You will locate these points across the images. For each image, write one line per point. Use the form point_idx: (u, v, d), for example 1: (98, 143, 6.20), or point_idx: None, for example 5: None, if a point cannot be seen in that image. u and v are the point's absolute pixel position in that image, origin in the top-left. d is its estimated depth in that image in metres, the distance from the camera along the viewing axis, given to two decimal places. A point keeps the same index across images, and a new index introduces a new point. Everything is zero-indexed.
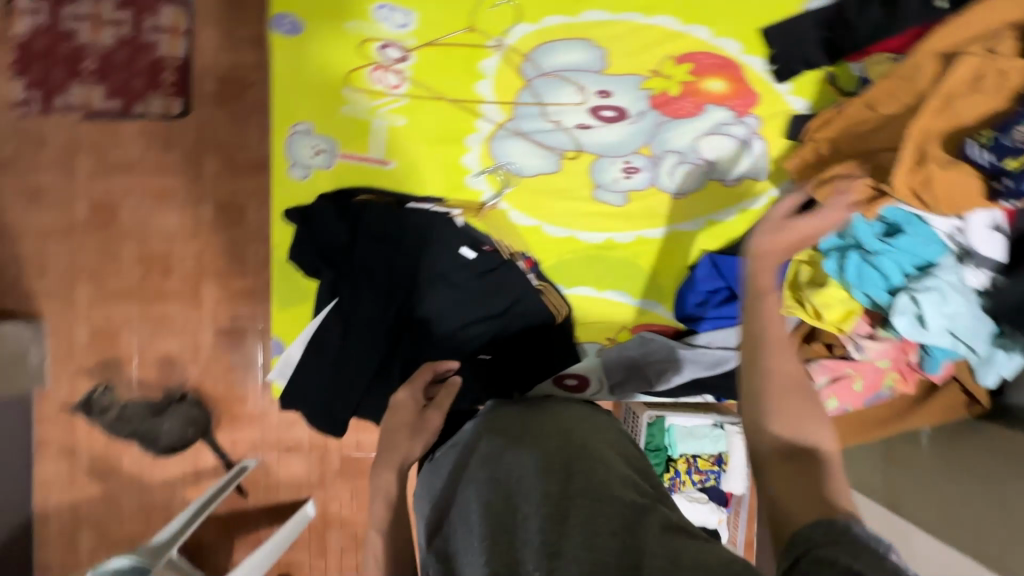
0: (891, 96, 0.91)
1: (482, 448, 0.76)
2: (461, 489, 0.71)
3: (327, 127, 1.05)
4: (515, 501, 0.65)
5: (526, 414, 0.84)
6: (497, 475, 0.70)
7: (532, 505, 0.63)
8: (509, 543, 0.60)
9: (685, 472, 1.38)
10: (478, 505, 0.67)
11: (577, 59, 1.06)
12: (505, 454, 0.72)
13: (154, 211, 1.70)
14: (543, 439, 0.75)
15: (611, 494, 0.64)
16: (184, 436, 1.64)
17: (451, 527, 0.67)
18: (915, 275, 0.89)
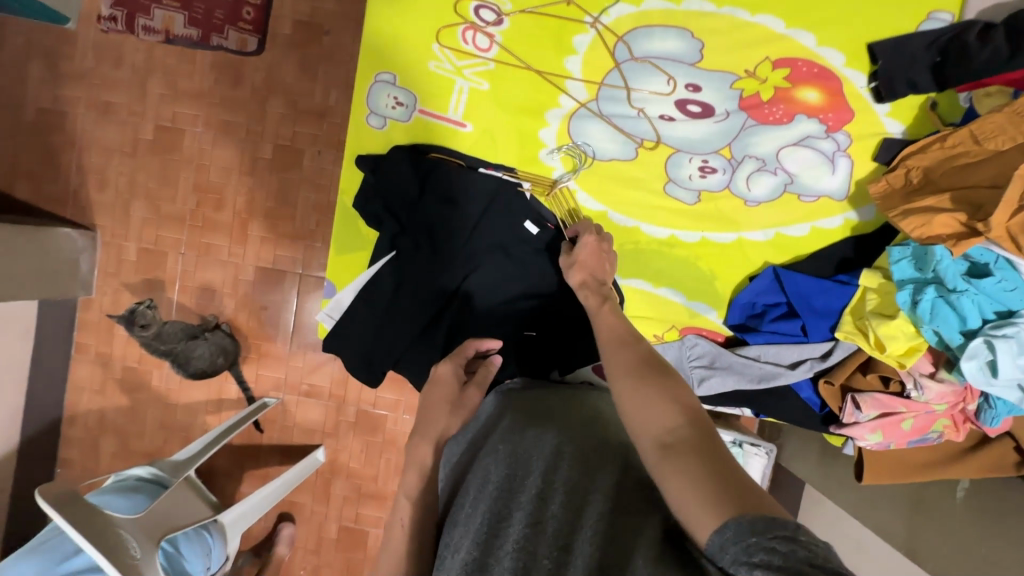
0: (1001, 130, 0.86)
1: (507, 423, 0.80)
2: (479, 456, 0.78)
3: (410, 80, 1.04)
4: (535, 477, 0.69)
5: (554, 398, 0.87)
6: (523, 452, 0.74)
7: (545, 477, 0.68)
8: (528, 505, 0.65)
9: None
10: (499, 476, 0.71)
11: (673, 48, 1.02)
12: (520, 428, 0.78)
13: (216, 142, 1.74)
14: (570, 425, 0.77)
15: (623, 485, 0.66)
16: (214, 362, 1.66)
17: (473, 492, 0.72)
18: (994, 320, 0.85)
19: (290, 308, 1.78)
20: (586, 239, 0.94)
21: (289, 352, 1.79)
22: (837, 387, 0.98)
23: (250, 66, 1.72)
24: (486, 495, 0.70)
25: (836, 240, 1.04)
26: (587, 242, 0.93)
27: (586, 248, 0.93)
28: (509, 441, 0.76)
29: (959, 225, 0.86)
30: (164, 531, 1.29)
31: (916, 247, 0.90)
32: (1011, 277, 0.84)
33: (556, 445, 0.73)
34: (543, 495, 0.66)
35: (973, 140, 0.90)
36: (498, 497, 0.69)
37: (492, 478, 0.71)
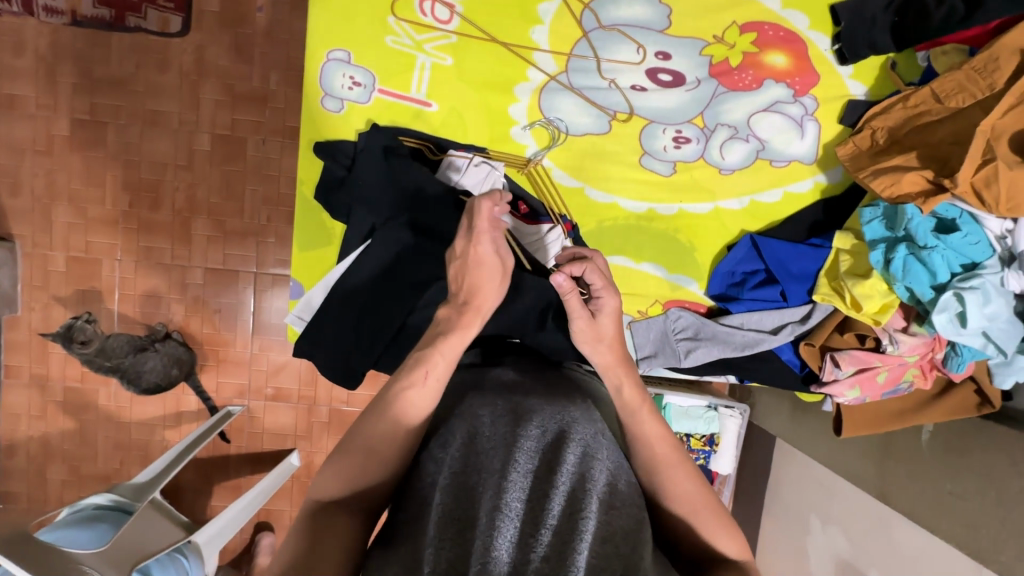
0: (961, 88, 0.88)
1: (502, 381, 0.73)
2: (462, 414, 0.67)
3: (365, 56, 0.96)
4: (535, 449, 0.63)
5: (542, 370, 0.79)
6: (521, 408, 0.66)
7: (545, 480, 0.60)
8: (524, 517, 0.58)
9: None
10: (494, 435, 0.64)
11: (640, 14, 0.98)
12: (514, 395, 0.68)
13: (144, 136, 1.58)
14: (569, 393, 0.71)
15: (622, 480, 0.63)
16: (170, 374, 1.52)
17: (457, 438, 0.65)
18: (961, 273, 0.88)
19: (247, 310, 1.66)
20: (608, 300, 0.74)
21: (250, 357, 1.68)
22: (817, 347, 1.01)
23: (176, 48, 1.56)
24: (475, 451, 0.63)
25: (808, 204, 1.06)
26: (610, 307, 0.73)
27: (608, 314, 0.74)
28: (508, 395, 0.69)
29: (926, 182, 0.88)
30: (133, 560, 1.21)
31: (886, 207, 0.94)
32: (974, 231, 0.87)
33: (561, 412, 0.66)
34: (543, 473, 0.61)
35: (935, 99, 0.91)
36: (491, 459, 0.62)
37: (482, 463, 0.62)
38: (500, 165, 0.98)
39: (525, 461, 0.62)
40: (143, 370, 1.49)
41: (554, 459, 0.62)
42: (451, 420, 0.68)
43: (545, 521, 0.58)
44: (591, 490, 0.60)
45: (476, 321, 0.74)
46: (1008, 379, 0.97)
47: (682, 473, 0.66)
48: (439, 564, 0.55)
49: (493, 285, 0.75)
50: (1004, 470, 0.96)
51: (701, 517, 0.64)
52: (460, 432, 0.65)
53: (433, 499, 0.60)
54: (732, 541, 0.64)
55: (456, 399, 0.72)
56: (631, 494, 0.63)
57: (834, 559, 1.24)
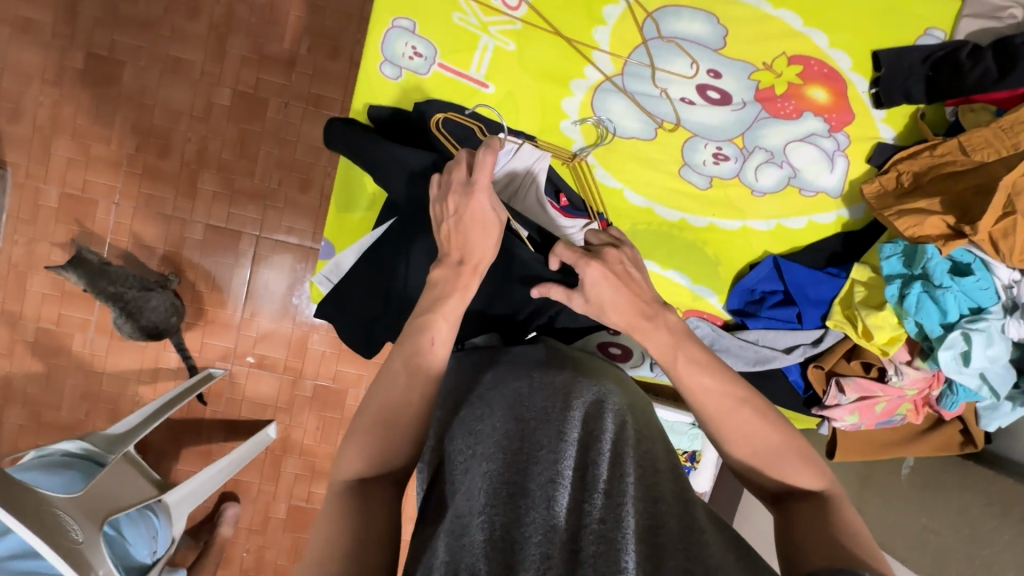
0: (988, 144, 0.93)
1: (533, 359, 0.76)
2: (501, 389, 0.70)
3: (429, 29, 0.97)
4: (576, 421, 0.65)
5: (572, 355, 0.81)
6: (559, 383, 0.69)
7: (592, 448, 0.62)
8: (575, 482, 0.60)
9: None
10: (535, 406, 0.67)
11: (698, 31, 1.02)
12: (550, 371, 0.72)
13: (163, 81, 1.54)
14: (599, 370, 0.74)
15: (660, 450, 0.65)
16: (167, 320, 1.47)
17: (499, 409, 0.67)
18: (968, 315, 0.94)
19: (243, 273, 1.62)
20: (590, 272, 0.75)
21: (240, 320, 1.63)
22: (825, 370, 1.06)
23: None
24: (517, 421, 0.66)
25: (829, 234, 1.11)
26: (594, 277, 0.75)
27: (599, 284, 0.75)
28: (543, 370, 0.72)
29: (946, 227, 0.94)
30: (106, 513, 1.16)
31: (905, 245, 0.99)
32: (985, 277, 0.93)
33: (596, 386, 0.69)
34: (586, 444, 0.63)
35: (961, 150, 0.97)
36: (534, 430, 0.64)
37: (529, 434, 0.64)
38: (548, 156, 0.98)
39: (568, 434, 0.64)
40: (145, 307, 1.42)
41: (598, 430, 0.64)
42: (486, 393, 0.71)
43: (597, 486, 0.59)
44: (635, 456, 0.62)
45: (473, 278, 0.76)
46: (992, 423, 1.02)
47: (744, 417, 0.69)
48: (494, 531, 0.56)
49: (488, 241, 0.77)
50: (979, 509, 1.02)
51: (770, 457, 0.68)
52: (500, 404, 0.68)
53: (480, 468, 0.62)
54: (805, 474, 0.68)
55: (491, 374, 0.75)
56: (670, 459, 0.65)
57: None
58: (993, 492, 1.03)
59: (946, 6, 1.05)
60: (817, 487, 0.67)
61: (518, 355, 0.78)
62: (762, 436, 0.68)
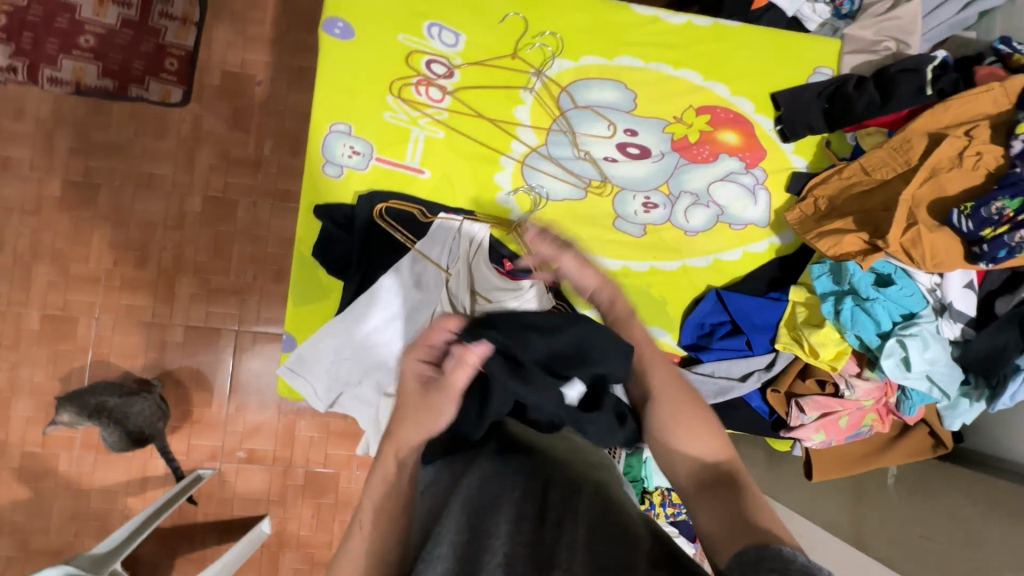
0: (884, 162, 1.02)
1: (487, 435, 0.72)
2: (456, 483, 0.65)
3: (367, 129, 1.06)
4: (522, 500, 0.61)
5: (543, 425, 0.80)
6: (511, 463, 0.66)
7: (534, 526, 0.58)
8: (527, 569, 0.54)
9: (660, 504, 1.37)
10: (488, 494, 0.62)
11: (609, 98, 1.13)
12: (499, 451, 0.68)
13: (135, 197, 1.63)
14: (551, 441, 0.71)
15: (606, 515, 0.59)
16: (153, 424, 1.50)
17: (450, 499, 0.64)
18: (901, 322, 0.99)
19: (226, 369, 1.65)
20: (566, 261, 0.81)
21: (226, 417, 1.65)
22: (783, 394, 1.09)
23: (175, 117, 1.65)
24: (474, 516, 0.60)
25: (765, 261, 1.17)
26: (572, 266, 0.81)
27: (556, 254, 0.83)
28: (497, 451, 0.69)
29: (863, 243, 1.00)
30: None
31: (831, 263, 1.05)
32: (908, 284, 0.99)
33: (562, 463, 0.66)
34: (531, 520, 0.59)
35: (863, 171, 1.05)
36: (491, 521, 0.59)
37: (480, 527, 0.59)
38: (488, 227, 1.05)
39: (516, 513, 0.60)
40: (128, 414, 1.45)
41: (534, 503, 0.61)
42: (444, 492, 0.66)
43: (554, 565, 0.53)
44: (575, 520, 0.57)
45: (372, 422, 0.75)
46: (957, 421, 1.04)
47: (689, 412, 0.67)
48: None
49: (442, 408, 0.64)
50: (966, 509, 1.04)
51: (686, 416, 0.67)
52: (456, 503, 0.62)
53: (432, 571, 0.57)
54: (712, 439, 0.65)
55: (444, 466, 0.70)
56: (620, 520, 0.58)
57: None
58: (976, 492, 1.05)
59: (828, 47, 1.19)
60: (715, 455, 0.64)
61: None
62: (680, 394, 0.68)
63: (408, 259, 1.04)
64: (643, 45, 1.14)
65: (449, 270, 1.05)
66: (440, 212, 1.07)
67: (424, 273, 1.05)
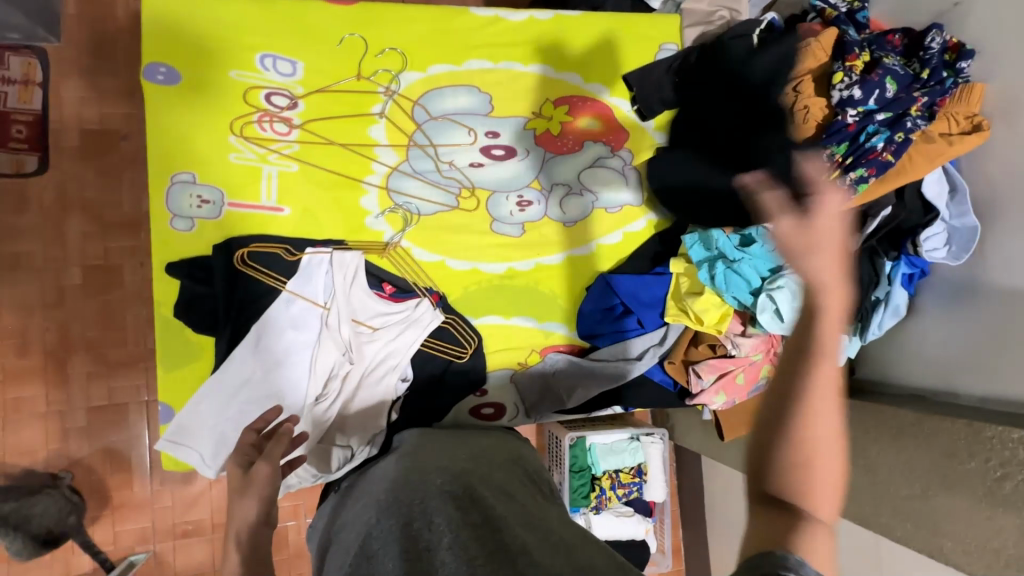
0: (730, 127, 1.05)
1: (382, 469, 0.82)
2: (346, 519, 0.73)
3: (216, 174, 1.01)
4: (411, 504, 0.67)
5: (439, 443, 0.88)
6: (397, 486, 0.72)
7: (430, 518, 0.63)
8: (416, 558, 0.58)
9: (610, 488, 1.46)
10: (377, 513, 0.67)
11: (463, 104, 1.12)
12: (388, 480, 0.76)
13: (3, 282, 1.49)
14: (431, 460, 0.81)
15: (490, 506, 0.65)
16: (63, 521, 1.39)
17: (353, 541, 0.64)
18: (770, 276, 1.03)
19: (142, 445, 1.54)
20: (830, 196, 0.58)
21: (151, 494, 1.54)
22: (679, 363, 1.12)
23: (34, 187, 1.51)
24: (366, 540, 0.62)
25: (646, 239, 1.19)
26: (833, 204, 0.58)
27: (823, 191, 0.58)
28: (394, 489, 0.70)
29: (723, 209, 1.04)
30: None
31: (700, 232, 1.08)
32: (769, 239, 1.03)
33: (450, 479, 0.71)
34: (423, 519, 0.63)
35: (714, 139, 1.09)
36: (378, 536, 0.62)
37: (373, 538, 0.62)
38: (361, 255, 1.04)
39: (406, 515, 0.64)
40: (29, 516, 1.34)
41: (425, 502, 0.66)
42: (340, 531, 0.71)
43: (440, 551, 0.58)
44: (463, 512, 0.64)
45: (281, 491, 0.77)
46: (842, 356, 1.06)
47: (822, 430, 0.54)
48: None
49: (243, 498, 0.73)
50: (861, 438, 1.07)
51: (819, 466, 0.53)
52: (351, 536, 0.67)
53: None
54: (828, 508, 0.53)
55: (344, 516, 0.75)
56: (504, 507, 0.66)
57: None
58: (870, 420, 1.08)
59: (670, 22, 1.22)
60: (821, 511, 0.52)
61: (376, 477, 0.78)
62: (830, 442, 0.54)
63: (282, 302, 0.99)
64: (488, 47, 1.14)
65: (327, 304, 1.01)
66: (308, 246, 1.03)
67: (300, 314, 1.00)
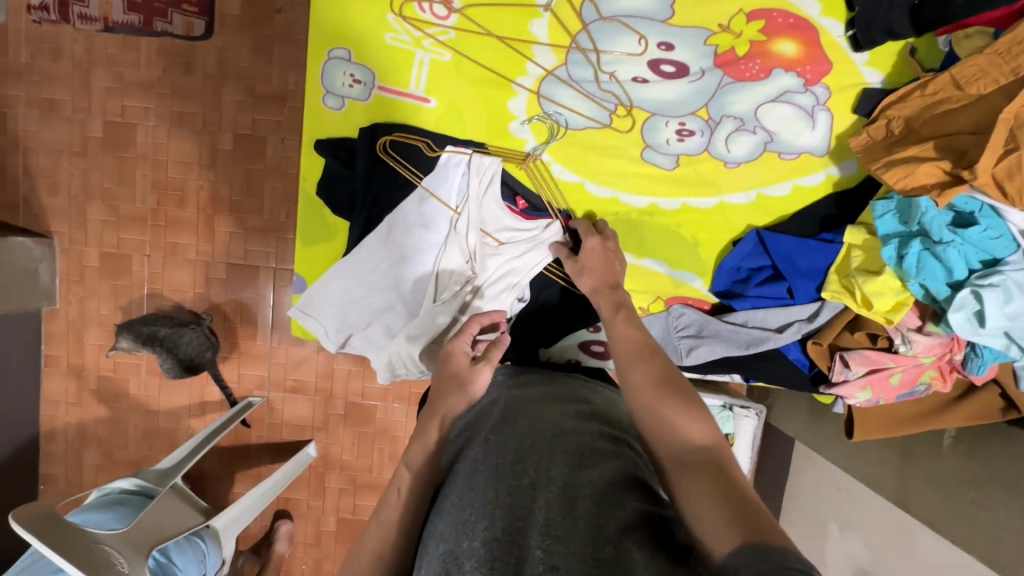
0: (983, 73, 0.83)
1: (501, 400, 0.81)
2: (462, 451, 0.76)
3: (369, 53, 0.97)
4: (516, 456, 0.66)
5: (549, 387, 0.84)
6: (506, 431, 0.72)
7: (529, 479, 0.63)
8: (510, 521, 0.58)
9: None
10: (485, 465, 0.68)
11: (640, 5, 0.95)
12: (499, 419, 0.75)
13: (170, 137, 1.64)
14: (553, 409, 0.76)
15: (595, 473, 0.62)
16: (202, 354, 1.60)
17: (461, 480, 0.69)
18: (980, 270, 0.84)
19: (267, 305, 1.71)
20: (591, 241, 0.95)
21: (270, 350, 1.73)
22: (825, 347, 0.99)
23: (200, 51, 1.60)
24: (471, 489, 0.66)
25: (819, 197, 1.02)
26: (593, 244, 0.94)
27: (593, 251, 0.94)
28: (499, 435, 0.71)
29: (943, 173, 0.84)
30: (154, 542, 1.28)
31: (899, 200, 0.89)
32: (995, 225, 0.83)
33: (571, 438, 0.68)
34: (527, 480, 0.63)
35: (954, 85, 0.86)
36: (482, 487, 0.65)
37: (476, 483, 0.66)
38: (499, 161, 0.98)
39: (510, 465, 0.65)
40: (179, 343, 1.56)
41: (529, 461, 0.65)
42: (456, 466, 0.73)
43: (535, 520, 0.58)
44: (567, 482, 0.61)
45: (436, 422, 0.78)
46: None
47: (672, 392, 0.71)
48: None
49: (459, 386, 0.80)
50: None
51: (683, 403, 0.69)
52: (459, 480, 0.69)
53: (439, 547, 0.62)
54: (693, 427, 0.66)
55: (464, 441, 0.78)
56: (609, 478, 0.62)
57: (851, 569, 1.22)
58: None
59: None
60: (698, 440, 0.65)
61: (485, 411, 0.81)
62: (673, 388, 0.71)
63: (415, 199, 0.98)
64: None
65: (458, 209, 0.99)
66: (448, 145, 0.99)
67: (431, 214, 0.99)
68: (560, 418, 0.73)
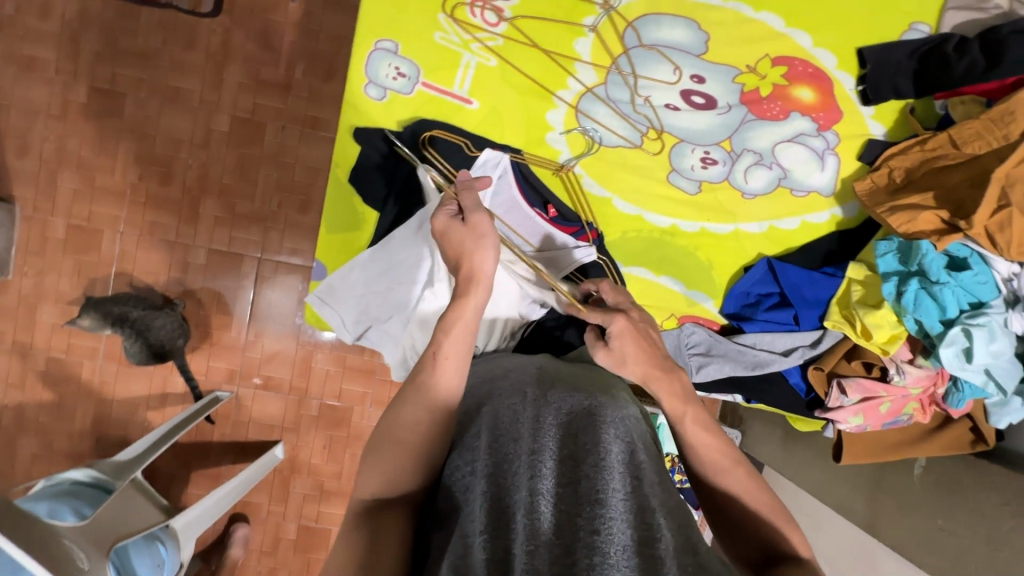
0: (979, 136, 0.92)
1: (536, 364, 0.76)
2: (489, 401, 0.69)
3: (416, 49, 0.97)
4: (563, 426, 0.63)
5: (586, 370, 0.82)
6: (545, 394, 0.67)
7: (576, 452, 0.61)
8: (563, 494, 0.57)
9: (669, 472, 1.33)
10: (527, 421, 0.64)
11: (678, 38, 0.99)
12: (533, 378, 0.71)
13: (161, 111, 1.56)
14: (593, 383, 0.73)
15: (640, 453, 0.62)
16: (174, 340, 1.48)
17: (498, 428, 0.64)
18: (968, 310, 0.93)
19: (246, 295, 1.62)
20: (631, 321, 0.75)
21: (244, 343, 1.63)
22: (826, 372, 1.06)
23: (204, 29, 1.55)
24: (512, 442, 0.62)
25: (823, 234, 1.10)
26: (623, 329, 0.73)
27: (623, 336, 0.73)
28: (539, 394, 0.67)
29: (940, 222, 0.92)
30: (112, 541, 1.17)
31: (900, 242, 0.97)
32: (983, 271, 0.92)
33: (615, 406, 0.66)
34: (578, 455, 0.60)
35: (952, 144, 0.95)
36: (528, 445, 0.61)
37: (520, 440, 0.62)
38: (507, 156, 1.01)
39: (557, 434, 0.62)
40: (150, 327, 1.45)
41: (578, 431, 0.63)
42: (485, 411, 0.68)
43: (589, 495, 0.56)
44: (620, 463, 0.60)
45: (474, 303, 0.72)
46: (1003, 420, 0.99)
47: (740, 479, 0.67)
48: (494, 551, 0.53)
49: (479, 241, 0.73)
50: (993, 507, 0.98)
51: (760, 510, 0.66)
52: (494, 428, 0.64)
53: (478, 488, 0.59)
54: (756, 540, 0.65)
55: (487, 393, 0.71)
56: (657, 470, 0.62)
57: None
58: (1010, 490, 0.97)
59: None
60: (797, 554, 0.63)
61: (514, 367, 0.76)
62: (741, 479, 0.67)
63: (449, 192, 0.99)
64: None
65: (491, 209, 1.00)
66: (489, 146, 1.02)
67: None
68: (599, 390, 0.70)
